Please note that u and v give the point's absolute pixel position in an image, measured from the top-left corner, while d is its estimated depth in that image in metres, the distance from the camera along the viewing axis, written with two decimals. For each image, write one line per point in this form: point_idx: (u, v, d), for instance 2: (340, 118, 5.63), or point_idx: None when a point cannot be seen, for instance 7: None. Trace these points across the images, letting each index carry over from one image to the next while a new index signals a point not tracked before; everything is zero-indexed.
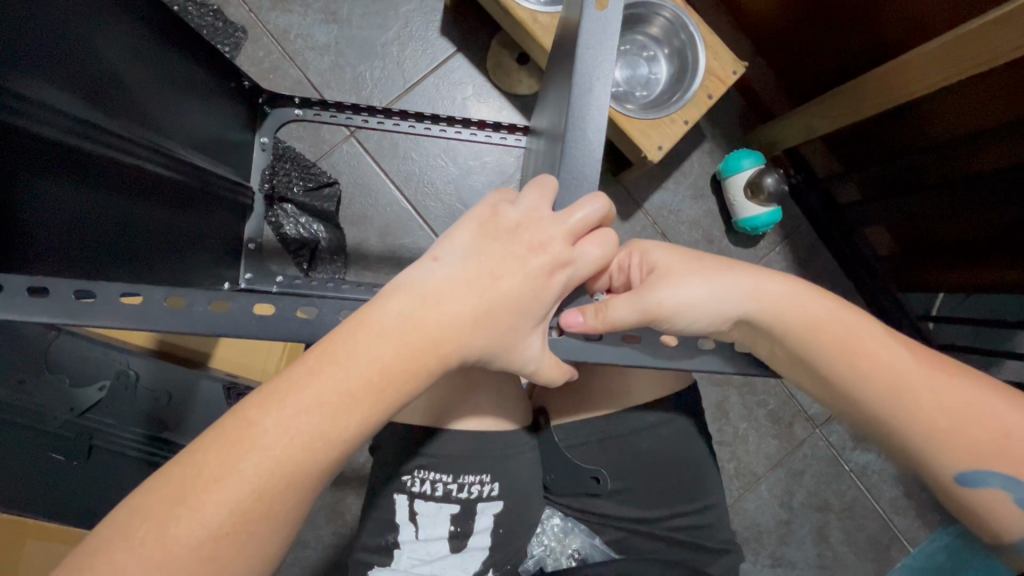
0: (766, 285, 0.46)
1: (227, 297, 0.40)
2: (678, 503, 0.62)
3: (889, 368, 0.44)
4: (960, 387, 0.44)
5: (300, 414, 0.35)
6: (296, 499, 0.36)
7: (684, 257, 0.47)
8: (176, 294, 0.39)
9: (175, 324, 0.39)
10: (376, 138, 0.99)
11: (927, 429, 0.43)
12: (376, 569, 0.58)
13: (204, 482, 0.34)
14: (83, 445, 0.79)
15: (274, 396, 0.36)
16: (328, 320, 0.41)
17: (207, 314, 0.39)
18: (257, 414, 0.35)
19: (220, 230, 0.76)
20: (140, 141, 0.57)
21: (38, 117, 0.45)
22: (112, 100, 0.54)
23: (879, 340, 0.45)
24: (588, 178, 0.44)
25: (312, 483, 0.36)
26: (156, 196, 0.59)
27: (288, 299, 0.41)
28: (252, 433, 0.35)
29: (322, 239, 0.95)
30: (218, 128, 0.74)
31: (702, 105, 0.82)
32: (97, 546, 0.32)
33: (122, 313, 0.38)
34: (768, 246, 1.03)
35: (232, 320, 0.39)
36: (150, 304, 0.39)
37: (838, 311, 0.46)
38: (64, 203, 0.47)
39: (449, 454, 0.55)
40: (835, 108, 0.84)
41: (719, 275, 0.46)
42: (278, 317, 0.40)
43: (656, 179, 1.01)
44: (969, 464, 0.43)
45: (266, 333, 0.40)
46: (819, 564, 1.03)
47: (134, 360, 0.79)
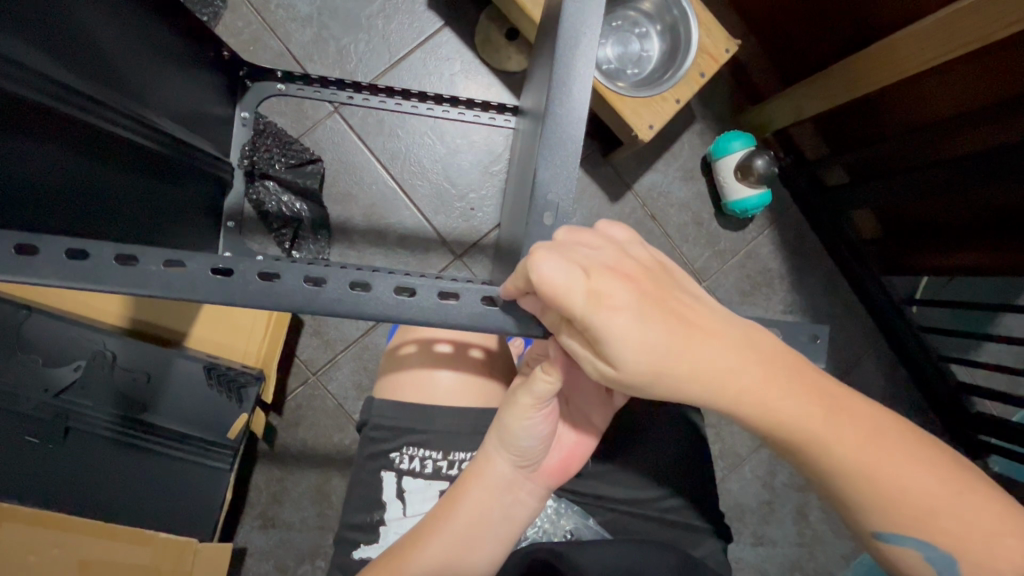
0: (697, 351, 0.36)
1: (184, 257, 0.37)
2: (668, 484, 0.61)
3: (823, 447, 0.38)
4: (895, 455, 0.38)
5: (492, 447, 0.47)
6: (521, 479, 0.48)
7: (635, 342, 0.35)
8: (125, 253, 0.37)
9: (130, 283, 0.37)
10: (360, 114, 0.97)
11: (860, 497, 0.39)
12: (362, 547, 0.56)
13: (458, 501, 0.48)
14: (58, 425, 0.75)
15: (480, 457, 0.48)
16: (292, 287, 0.38)
17: (161, 275, 0.37)
18: (483, 462, 0.48)
19: (196, 204, 0.74)
20: (123, 109, 0.54)
21: (24, 80, 0.43)
22: (90, 64, 0.52)
23: (812, 413, 0.38)
24: (573, 142, 0.42)
25: (528, 464, 0.47)
26: (132, 165, 0.57)
27: (250, 261, 0.37)
28: (479, 461, 0.48)
29: (304, 217, 0.92)
30: (196, 101, 0.72)
31: (694, 83, 0.81)
32: (432, 555, 0.47)
33: (70, 270, 0.36)
34: (756, 229, 1.03)
35: (191, 281, 0.37)
36: (98, 261, 0.36)
37: (775, 382, 0.38)
38: (15, 153, 0.44)
39: (441, 431, 0.56)
40: (826, 89, 0.84)
41: (665, 364, 0.36)
42: (240, 275, 0.37)
43: (645, 160, 1.00)
44: (892, 528, 0.39)
45: (228, 299, 0.37)
46: (800, 543, 1.04)
47: (111, 340, 0.80)
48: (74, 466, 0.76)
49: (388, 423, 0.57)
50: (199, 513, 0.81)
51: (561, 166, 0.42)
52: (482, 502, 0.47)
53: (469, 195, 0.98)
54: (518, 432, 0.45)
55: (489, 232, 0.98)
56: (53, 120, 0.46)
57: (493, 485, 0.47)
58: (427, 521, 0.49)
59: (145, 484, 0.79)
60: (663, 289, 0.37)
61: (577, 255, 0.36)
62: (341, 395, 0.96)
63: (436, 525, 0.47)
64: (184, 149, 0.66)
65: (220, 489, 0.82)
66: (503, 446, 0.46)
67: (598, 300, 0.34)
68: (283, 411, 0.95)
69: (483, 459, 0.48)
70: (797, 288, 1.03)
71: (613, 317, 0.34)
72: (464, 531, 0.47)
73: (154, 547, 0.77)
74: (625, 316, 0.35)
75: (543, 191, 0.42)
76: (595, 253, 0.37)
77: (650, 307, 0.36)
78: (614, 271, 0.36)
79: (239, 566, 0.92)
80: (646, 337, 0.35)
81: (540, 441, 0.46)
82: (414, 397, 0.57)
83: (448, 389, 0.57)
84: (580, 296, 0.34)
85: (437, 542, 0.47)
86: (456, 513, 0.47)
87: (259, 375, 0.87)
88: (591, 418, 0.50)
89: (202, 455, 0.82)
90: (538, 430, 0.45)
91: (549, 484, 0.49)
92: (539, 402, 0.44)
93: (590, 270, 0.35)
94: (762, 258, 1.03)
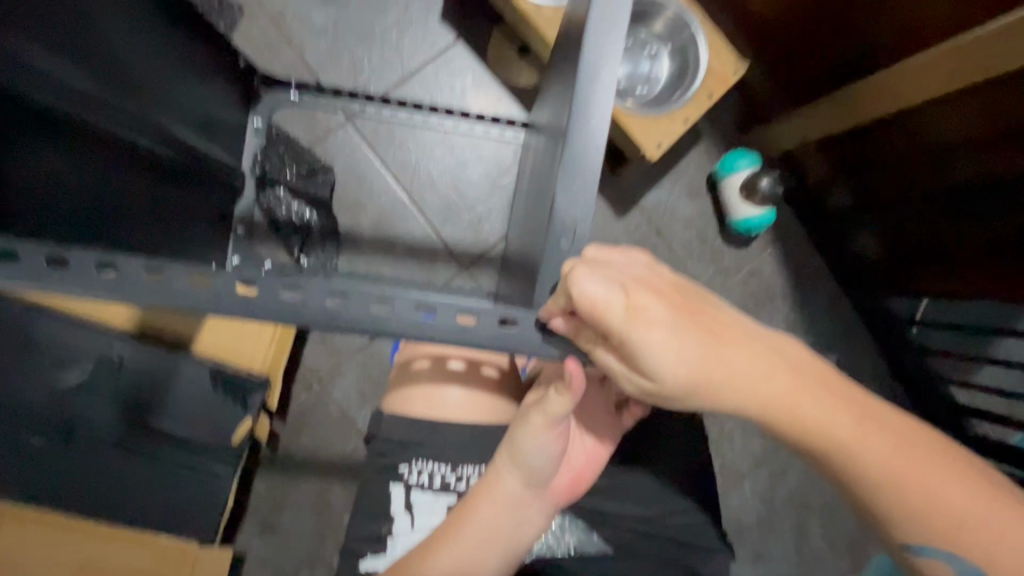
0: (730, 360, 0.39)
1: (208, 271, 0.38)
2: (672, 503, 0.62)
3: (855, 458, 0.39)
4: (930, 466, 0.39)
5: (503, 464, 0.48)
6: (530, 497, 0.49)
7: (671, 354, 0.37)
8: (150, 266, 0.38)
9: (154, 294, 0.37)
10: (371, 125, 0.98)
11: (898, 511, 0.40)
12: (368, 560, 0.57)
13: (468, 515, 0.48)
14: (64, 428, 0.76)
15: (491, 473, 0.49)
16: (313, 303, 0.38)
17: (184, 289, 0.38)
18: (493, 478, 0.49)
19: (207, 211, 0.74)
20: (140, 117, 0.55)
21: (44, 88, 0.43)
22: (113, 75, 0.53)
23: (847, 420, 0.40)
24: (591, 167, 0.43)
25: (539, 482, 0.48)
26: (145, 173, 0.58)
27: (271, 277, 0.38)
28: (490, 477, 0.49)
29: (313, 226, 0.93)
30: (211, 110, 0.73)
31: (703, 104, 0.82)
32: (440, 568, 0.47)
33: (97, 282, 0.37)
34: (760, 247, 1.04)
35: (214, 294, 0.38)
36: (123, 273, 0.37)
37: (811, 392, 0.40)
38: (42, 162, 0.45)
39: (450, 445, 0.57)
40: (832, 112, 0.85)
41: (701, 372, 0.38)
42: (262, 291, 0.38)
43: (652, 177, 1.01)
44: (930, 542, 0.40)
45: (248, 313, 0.38)
46: (798, 560, 1.04)
47: (119, 343, 0.80)
48: (79, 468, 0.76)
49: (398, 436, 0.58)
50: (201, 518, 0.81)
51: (578, 191, 0.43)
52: (492, 519, 0.48)
53: (477, 207, 0.99)
54: (529, 450, 0.46)
55: (496, 244, 0.98)
56: (74, 128, 0.47)
57: (502, 501, 0.48)
58: (436, 535, 0.49)
59: (148, 488, 0.79)
60: (692, 303, 0.40)
61: (614, 272, 0.38)
62: (345, 402, 0.97)
63: (446, 538, 0.48)
64: (195, 154, 0.67)
65: (222, 495, 0.82)
66: (512, 464, 0.48)
67: (637, 311, 0.37)
68: (287, 418, 0.96)
69: (494, 475, 0.49)
70: (800, 307, 1.04)
71: (649, 331, 0.36)
72: (474, 545, 0.48)
73: (155, 553, 0.80)
74: (661, 329, 0.37)
75: (561, 213, 0.43)
76: (627, 270, 0.40)
77: (683, 320, 0.38)
78: (648, 286, 0.39)
79: (239, 572, 0.92)
80: (682, 349, 0.37)
81: (549, 460, 0.47)
82: (423, 411, 0.58)
83: (458, 404, 0.58)
84: (619, 309, 0.36)
85: (447, 555, 0.48)
86: (465, 529, 0.48)
87: (264, 381, 0.86)
88: (599, 439, 0.52)
89: (204, 461, 0.82)
90: (549, 450, 0.46)
91: (556, 502, 0.51)
92: (550, 422, 0.45)
93: (625, 286, 0.37)
94: (765, 276, 1.04)
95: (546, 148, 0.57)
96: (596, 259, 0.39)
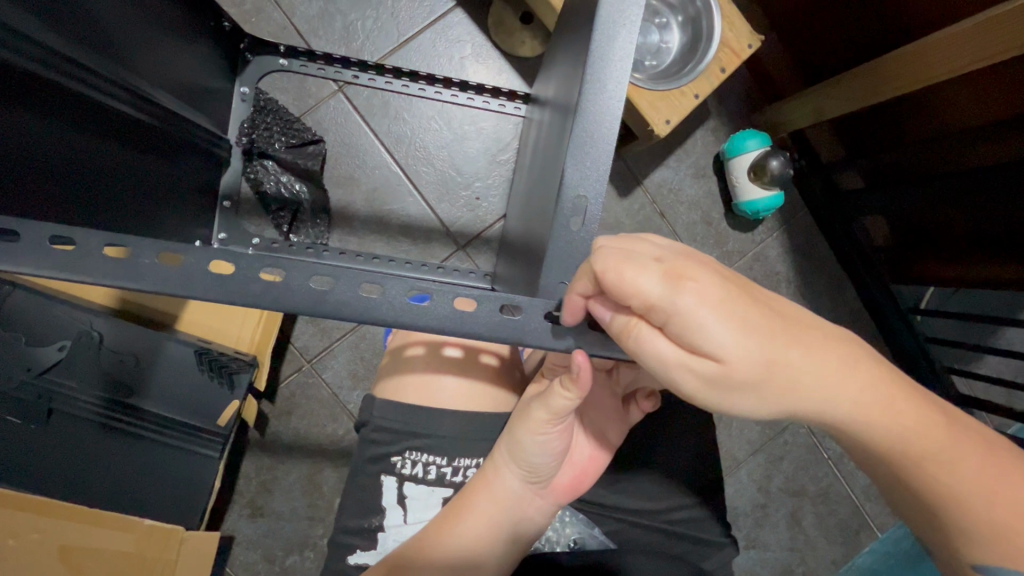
0: (792, 349, 0.33)
1: (180, 250, 0.34)
2: (677, 495, 0.60)
3: (936, 466, 0.35)
4: (1013, 480, 0.35)
5: (504, 460, 0.46)
6: (530, 495, 0.47)
7: (727, 325, 0.32)
8: (116, 243, 0.34)
9: (119, 274, 0.34)
10: (365, 94, 0.93)
11: (978, 526, 0.36)
12: (359, 553, 0.54)
13: (465, 511, 0.47)
14: (41, 407, 0.73)
15: (490, 468, 0.47)
16: (299, 288, 0.35)
17: (154, 268, 0.34)
18: (493, 474, 0.47)
19: (191, 183, 0.70)
20: (115, 79, 0.51)
21: (5, 41, 0.39)
22: (84, 31, 0.48)
23: (922, 433, 0.35)
24: (604, 139, 0.39)
25: (541, 480, 0.46)
26: (123, 140, 0.54)
27: (253, 259, 0.35)
28: (490, 473, 0.47)
29: (303, 200, 0.88)
30: (193, 73, 0.68)
31: (714, 78, 0.78)
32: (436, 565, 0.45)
33: (55, 259, 0.33)
34: (766, 231, 1.01)
35: (186, 275, 0.34)
36: (87, 251, 0.33)
37: (893, 386, 0.35)
38: (12, 125, 0.42)
39: (445, 436, 0.54)
40: (848, 91, 0.82)
41: (768, 350, 0.33)
42: (241, 273, 0.34)
43: (657, 156, 0.98)
44: (1015, 566, 0.36)
45: (226, 296, 0.34)
46: (792, 547, 1.04)
47: (98, 320, 0.77)
48: (57, 451, 0.73)
49: (389, 424, 0.55)
50: (188, 500, 0.79)
51: (590, 167, 0.40)
52: (489, 514, 0.46)
53: (475, 184, 0.95)
54: (530, 447, 0.44)
55: (495, 223, 0.95)
56: (45, 87, 0.44)
57: (501, 497, 0.46)
58: (433, 526, 0.48)
59: (130, 471, 0.76)
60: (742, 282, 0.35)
61: (649, 249, 0.36)
62: (335, 383, 0.94)
63: (443, 532, 0.47)
64: (180, 124, 0.63)
65: (209, 476, 0.80)
66: (514, 460, 0.45)
67: (677, 274, 0.33)
68: (276, 399, 0.93)
69: (493, 471, 0.47)
70: (804, 293, 1.02)
71: (700, 298, 0.32)
72: (470, 541, 0.46)
73: (138, 535, 0.74)
74: (713, 299, 0.32)
75: (570, 190, 0.40)
76: (667, 251, 0.37)
77: (734, 292, 0.33)
78: (691, 261, 0.35)
79: (227, 555, 0.90)
80: (740, 322, 0.33)
81: (552, 458, 0.45)
82: (419, 400, 0.55)
83: (455, 394, 0.55)
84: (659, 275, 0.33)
85: (443, 551, 0.46)
86: (461, 524, 0.46)
87: (252, 362, 0.84)
88: (605, 437, 0.49)
89: (192, 443, 0.79)
90: (552, 447, 0.44)
91: (558, 501, 0.48)
92: (554, 417, 0.42)
93: (665, 260, 0.34)
94: (770, 261, 1.01)
95: (553, 120, 0.53)
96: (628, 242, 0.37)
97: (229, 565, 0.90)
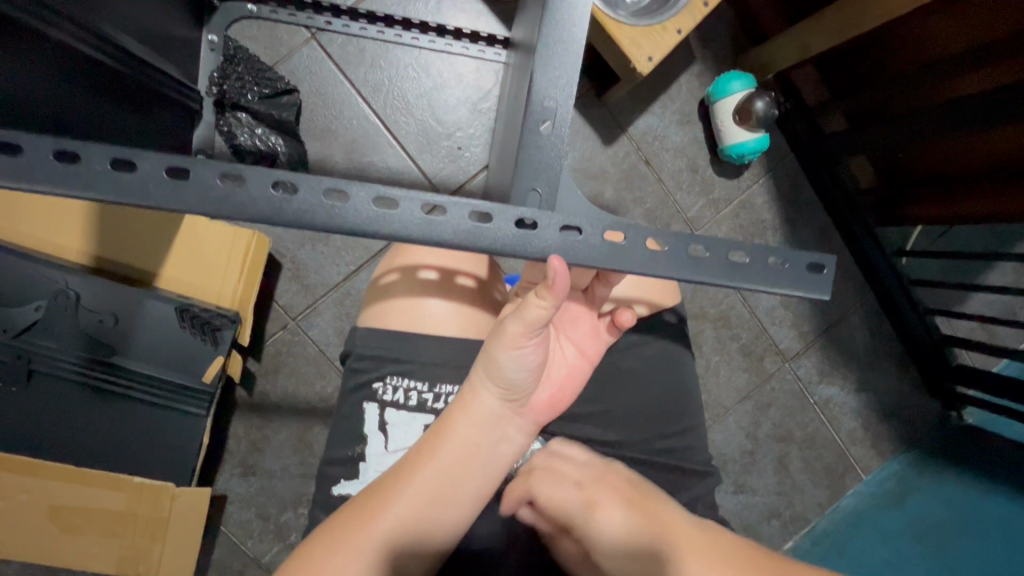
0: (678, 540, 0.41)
1: (134, 157, 0.34)
2: (660, 425, 0.62)
3: None
4: None
5: (480, 383, 0.46)
6: (505, 416, 0.47)
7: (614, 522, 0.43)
8: (65, 148, 0.33)
9: (73, 183, 0.33)
10: (340, 41, 0.90)
11: None
12: (342, 483, 0.55)
13: (440, 438, 0.47)
14: (21, 367, 0.72)
15: (467, 395, 0.47)
16: (255, 194, 0.35)
17: (106, 176, 0.33)
18: (471, 397, 0.47)
19: (162, 133, 0.69)
20: (81, 22, 0.49)
21: None
22: None
23: None
24: (575, 43, 0.41)
25: (515, 398, 0.47)
26: (83, 82, 0.52)
27: (207, 163, 0.34)
28: (467, 396, 0.47)
29: (280, 152, 0.85)
30: (157, 19, 0.66)
31: (697, 13, 0.76)
32: (412, 492, 0.46)
33: (7, 167, 0.33)
34: (752, 177, 1.00)
35: (143, 183, 0.34)
36: (35, 155, 0.33)
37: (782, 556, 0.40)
38: None
39: (426, 362, 0.54)
40: (832, 25, 0.81)
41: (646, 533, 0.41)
42: (197, 179, 0.34)
43: (641, 100, 0.96)
44: None
45: (184, 206, 0.34)
46: (779, 491, 1.04)
47: (74, 279, 0.75)
48: (41, 409, 0.73)
49: (372, 353, 0.55)
50: (176, 458, 0.78)
51: (558, 72, 0.42)
52: (467, 438, 0.47)
53: (456, 133, 0.93)
54: (506, 363, 0.44)
55: (477, 174, 0.93)
56: (24, 35, 0.44)
57: (479, 418, 0.47)
58: (411, 457, 0.48)
59: (112, 430, 0.76)
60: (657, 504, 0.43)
61: (564, 470, 0.49)
62: (322, 341, 0.93)
63: (421, 458, 0.47)
64: (149, 70, 0.62)
65: (196, 436, 0.79)
66: (490, 379, 0.45)
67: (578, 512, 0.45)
68: (262, 357, 0.92)
69: (469, 396, 0.47)
70: (790, 239, 1.02)
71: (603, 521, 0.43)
72: (451, 463, 0.47)
73: (128, 493, 0.74)
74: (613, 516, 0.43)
75: (540, 91, 0.42)
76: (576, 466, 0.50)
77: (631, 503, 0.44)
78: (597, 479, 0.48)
79: (221, 514, 0.90)
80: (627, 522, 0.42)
81: (528, 373, 0.45)
82: (400, 323, 0.55)
83: (438, 318, 0.55)
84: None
85: (423, 475, 0.46)
86: (439, 449, 0.47)
87: (235, 319, 0.83)
88: (581, 352, 0.50)
89: (178, 402, 0.78)
90: (528, 360, 0.44)
91: (537, 419, 0.50)
92: (529, 330, 0.42)
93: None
94: (756, 208, 1.00)
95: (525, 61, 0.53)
96: (552, 458, 0.51)
97: (223, 523, 0.90)
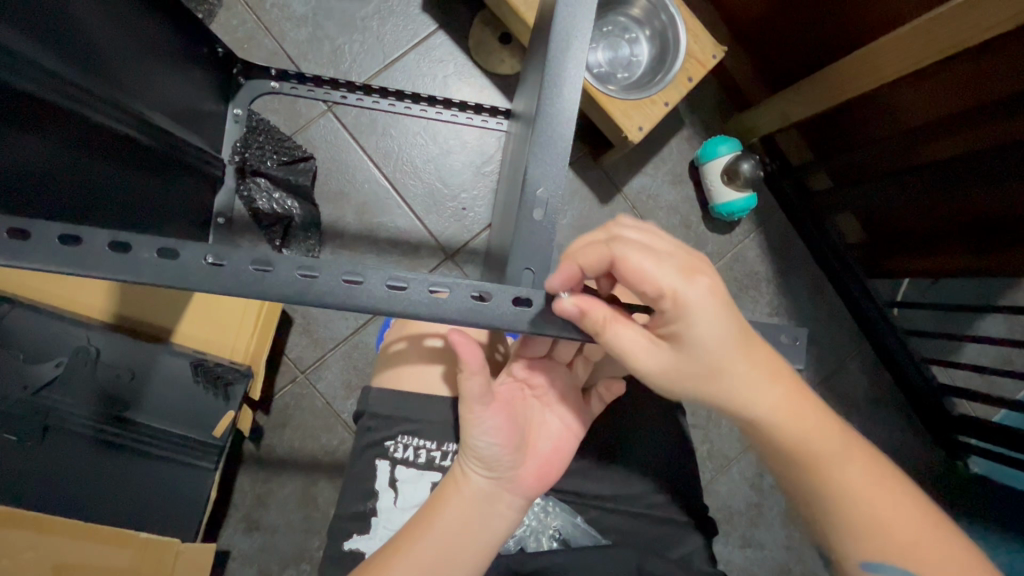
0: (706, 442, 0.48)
1: (176, 245, 0.38)
2: (657, 479, 0.64)
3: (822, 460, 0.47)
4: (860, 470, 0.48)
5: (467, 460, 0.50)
6: (491, 491, 0.50)
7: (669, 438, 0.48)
8: (116, 239, 0.37)
9: (120, 270, 0.37)
10: (354, 113, 0.97)
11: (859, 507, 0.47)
12: (353, 538, 0.56)
13: (436, 509, 0.50)
14: (37, 424, 0.73)
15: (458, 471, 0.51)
16: (283, 276, 0.38)
17: (151, 262, 0.37)
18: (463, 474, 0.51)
19: (186, 201, 0.74)
20: (116, 101, 0.55)
21: (28, 74, 0.44)
22: (95, 63, 0.53)
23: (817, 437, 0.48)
24: (565, 137, 0.46)
25: (502, 475, 0.50)
26: (127, 157, 0.58)
27: (243, 251, 0.38)
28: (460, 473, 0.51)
29: (295, 215, 0.92)
30: (191, 98, 0.72)
31: (683, 87, 0.83)
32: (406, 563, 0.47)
33: (62, 257, 0.36)
34: (743, 234, 1.05)
35: (183, 268, 0.37)
36: (90, 246, 0.37)
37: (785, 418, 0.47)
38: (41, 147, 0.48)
39: (436, 419, 0.58)
40: (809, 96, 0.87)
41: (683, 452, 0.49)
42: (232, 265, 0.38)
43: (635, 163, 1.02)
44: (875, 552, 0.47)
45: (218, 286, 0.38)
46: (786, 545, 1.02)
47: (95, 335, 0.79)
48: (51, 467, 0.73)
49: (384, 409, 0.58)
50: (182, 513, 0.79)
51: (550, 161, 0.46)
52: (460, 514, 0.49)
53: (461, 195, 0.99)
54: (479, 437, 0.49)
55: (481, 233, 0.98)
56: (69, 118, 0.50)
57: (468, 493, 0.50)
58: (406, 532, 0.49)
59: (121, 489, 0.76)
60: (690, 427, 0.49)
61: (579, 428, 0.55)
62: (330, 394, 0.95)
63: (417, 529, 0.49)
64: (178, 145, 0.67)
65: (204, 488, 0.80)
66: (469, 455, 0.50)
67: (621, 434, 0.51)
68: (271, 411, 0.94)
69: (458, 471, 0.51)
70: (783, 292, 1.05)
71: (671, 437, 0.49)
72: (446, 538, 0.48)
73: (133, 549, 0.73)
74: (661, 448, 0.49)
75: (534, 179, 0.47)
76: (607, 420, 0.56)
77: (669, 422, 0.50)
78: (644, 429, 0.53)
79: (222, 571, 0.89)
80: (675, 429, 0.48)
81: (503, 447, 0.49)
82: (409, 387, 0.58)
83: (445, 381, 0.58)
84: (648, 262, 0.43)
85: (419, 548, 0.48)
86: (437, 519, 0.49)
87: (247, 372, 0.86)
88: (567, 424, 0.54)
89: (189, 453, 0.80)
90: (498, 432, 0.48)
91: (527, 493, 0.51)
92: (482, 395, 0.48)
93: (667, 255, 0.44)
94: (749, 261, 1.05)
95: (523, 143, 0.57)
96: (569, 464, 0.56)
97: None
